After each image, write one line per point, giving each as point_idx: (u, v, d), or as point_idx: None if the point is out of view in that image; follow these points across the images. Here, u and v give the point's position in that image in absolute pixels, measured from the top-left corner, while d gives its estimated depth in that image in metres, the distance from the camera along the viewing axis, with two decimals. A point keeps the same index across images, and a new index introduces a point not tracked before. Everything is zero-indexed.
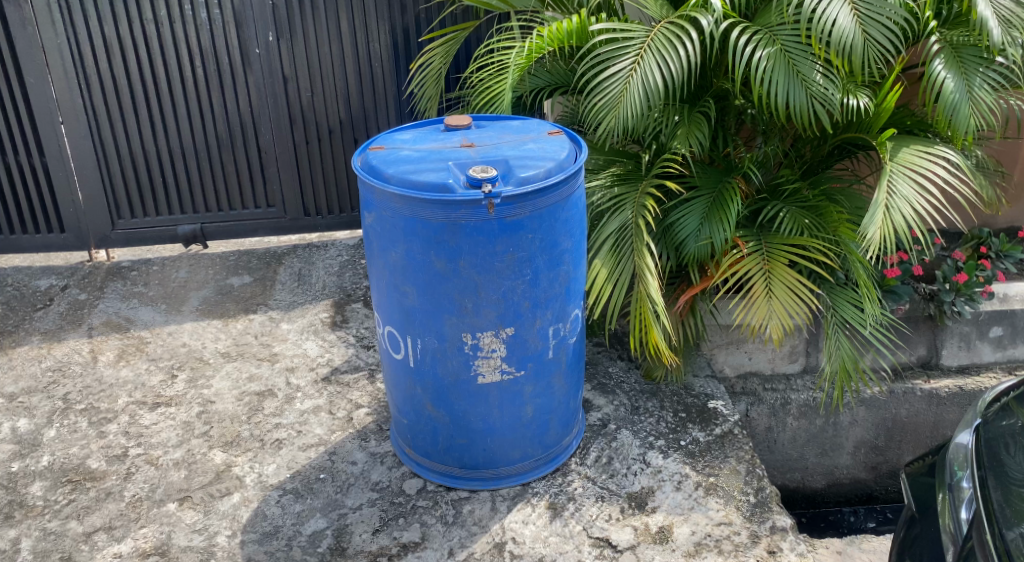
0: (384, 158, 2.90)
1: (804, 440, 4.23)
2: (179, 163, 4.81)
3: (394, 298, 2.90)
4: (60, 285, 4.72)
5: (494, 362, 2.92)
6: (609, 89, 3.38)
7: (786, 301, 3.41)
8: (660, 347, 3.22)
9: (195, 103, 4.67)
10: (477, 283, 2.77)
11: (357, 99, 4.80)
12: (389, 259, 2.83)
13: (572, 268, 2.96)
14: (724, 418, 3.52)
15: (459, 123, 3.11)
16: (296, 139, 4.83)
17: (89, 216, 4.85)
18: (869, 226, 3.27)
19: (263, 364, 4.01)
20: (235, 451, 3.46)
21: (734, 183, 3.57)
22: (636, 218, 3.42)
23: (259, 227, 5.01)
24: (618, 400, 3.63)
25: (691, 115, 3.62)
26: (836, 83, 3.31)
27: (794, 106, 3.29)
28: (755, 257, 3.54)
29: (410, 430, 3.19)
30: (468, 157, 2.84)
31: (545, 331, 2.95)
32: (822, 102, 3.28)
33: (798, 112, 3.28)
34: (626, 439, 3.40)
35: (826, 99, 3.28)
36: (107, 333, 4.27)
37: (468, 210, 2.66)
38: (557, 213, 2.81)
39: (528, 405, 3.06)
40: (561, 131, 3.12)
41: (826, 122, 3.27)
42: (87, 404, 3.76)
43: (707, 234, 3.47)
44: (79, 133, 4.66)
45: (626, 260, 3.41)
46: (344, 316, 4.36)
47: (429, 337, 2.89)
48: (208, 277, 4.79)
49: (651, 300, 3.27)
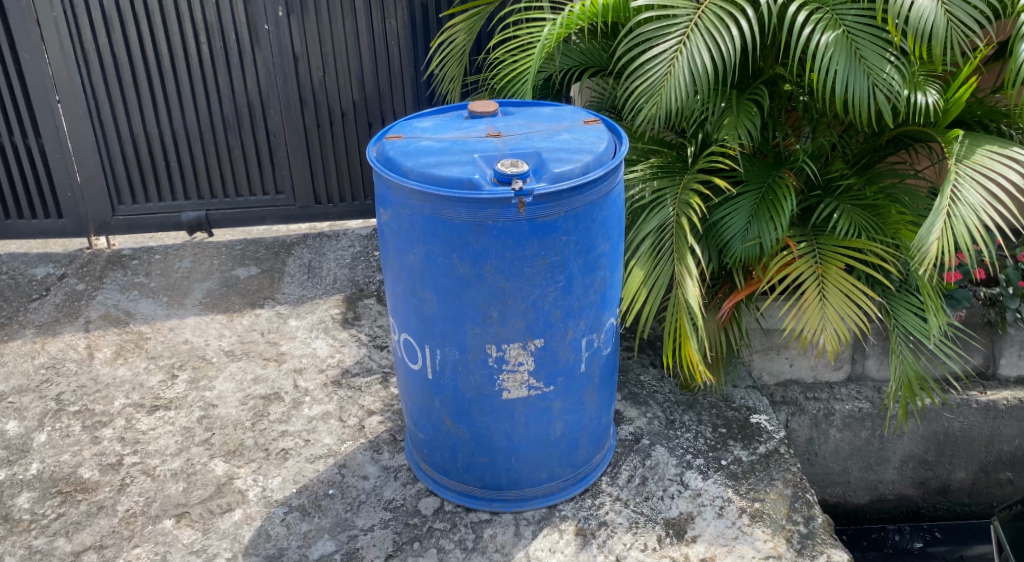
0: (401, 149, 2.60)
1: (847, 453, 3.95)
2: (184, 146, 4.53)
3: (411, 304, 2.62)
4: (57, 273, 4.47)
5: (520, 377, 2.65)
6: (650, 73, 3.12)
7: (841, 308, 3.12)
8: (696, 361, 2.90)
9: (200, 81, 4.39)
10: (504, 290, 2.49)
11: (373, 81, 4.49)
12: (406, 261, 2.56)
13: (609, 273, 2.66)
14: (769, 435, 3.23)
15: (485, 109, 2.81)
16: (306, 123, 4.55)
17: (88, 200, 4.59)
18: (929, 234, 2.90)
19: (269, 365, 3.75)
20: (237, 461, 3.21)
21: (784, 175, 3.28)
22: (678, 218, 3.09)
23: (268, 215, 4.74)
24: (652, 412, 3.36)
25: (740, 102, 3.30)
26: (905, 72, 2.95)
27: (853, 98, 2.94)
28: (808, 259, 3.24)
29: (427, 446, 2.92)
30: (496, 148, 2.54)
31: (577, 343, 2.67)
32: (886, 93, 2.93)
33: (857, 103, 2.92)
34: (662, 457, 3.13)
35: (892, 89, 2.92)
36: (105, 328, 4.02)
37: (496, 210, 2.38)
38: (594, 213, 2.51)
39: (557, 422, 2.78)
40: (598, 120, 2.81)
41: (888, 116, 2.91)
42: (81, 406, 3.51)
43: (755, 234, 3.17)
44: (76, 112, 4.39)
45: (665, 264, 3.08)
46: (356, 313, 4.09)
47: (449, 348, 2.62)
48: (213, 268, 4.52)
49: (689, 312, 2.94)
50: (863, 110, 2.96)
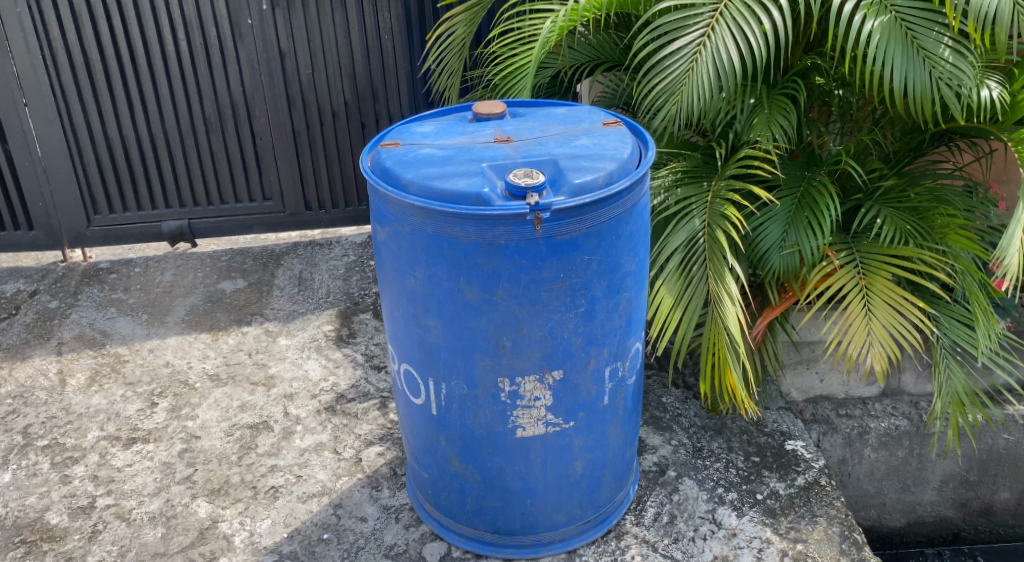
0: (399, 158, 2.29)
1: (883, 473, 3.66)
2: (163, 151, 4.22)
3: (413, 332, 2.32)
4: (28, 290, 4.15)
5: (537, 413, 2.35)
6: (670, 70, 2.83)
7: (889, 322, 2.83)
8: (741, 393, 2.65)
9: (179, 82, 4.07)
10: (518, 317, 2.19)
11: (365, 80, 4.18)
12: (407, 285, 2.26)
13: (635, 294, 2.36)
14: (807, 464, 2.94)
15: (492, 111, 2.51)
16: (295, 124, 4.23)
17: (61, 211, 4.27)
18: (1009, 246, 2.63)
19: (257, 391, 3.44)
20: (223, 502, 2.91)
21: (821, 179, 3.01)
22: (709, 231, 2.80)
23: (255, 222, 4.42)
24: (677, 439, 3.07)
25: (772, 98, 3.01)
26: (970, 60, 2.69)
27: (914, 94, 2.69)
28: (850, 269, 2.95)
29: (431, 486, 2.63)
30: (506, 156, 2.24)
31: (600, 374, 2.37)
32: (951, 85, 2.66)
33: (918, 98, 2.67)
34: (691, 491, 2.84)
35: (957, 79, 2.65)
36: (79, 350, 3.71)
37: (509, 228, 2.07)
38: (619, 228, 2.21)
39: (578, 460, 2.48)
40: (619, 121, 2.51)
41: (956, 112, 2.65)
42: (50, 440, 3.20)
43: (793, 242, 2.91)
44: (45, 115, 4.06)
45: (698, 283, 2.78)
46: (351, 330, 3.78)
47: (456, 381, 2.33)
48: (196, 282, 4.20)
49: (732, 344, 2.68)
50: (926, 105, 2.70)
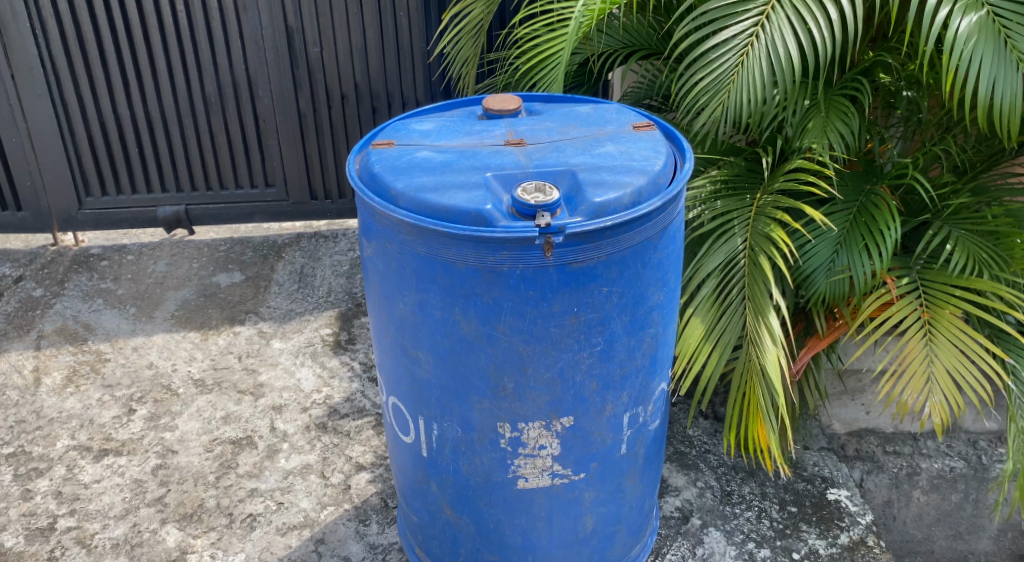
0: (391, 161, 1.95)
1: (933, 519, 3.27)
2: (160, 131, 3.92)
3: (402, 365, 2.00)
4: (13, 275, 3.89)
5: (541, 463, 2.01)
6: (717, 65, 2.47)
7: (953, 367, 2.45)
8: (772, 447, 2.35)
9: (177, 57, 3.76)
10: (523, 356, 1.85)
11: (378, 60, 3.83)
12: (395, 311, 1.92)
13: (662, 329, 2.01)
14: (852, 520, 2.58)
15: (505, 107, 2.16)
16: (301, 106, 3.91)
17: (51, 192, 4.00)
18: None
19: (243, 400, 3.15)
20: (194, 529, 2.63)
21: (881, 194, 2.63)
22: (751, 254, 2.46)
23: (256, 211, 4.13)
24: (703, 480, 2.72)
25: (830, 99, 2.63)
26: None
27: (1000, 103, 2.31)
28: (910, 300, 2.58)
29: (421, 532, 2.32)
30: (516, 164, 1.89)
31: (617, 421, 2.02)
32: None
33: (1006, 109, 2.30)
34: (717, 545, 2.49)
35: None
36: (58, 345, 3.44)
37: (515, 253, 1.73)
38: (646, 255, 1.85)
39: (588, 515, 2.15)
40: (652, 124, 2.15)
41: None
42: (16, 448, 2.94)
43: (844, 265, 2.55)
44: (34, 89, 3.78)
45: (734, 314, 2.44)
46: (351, 336, 3.48)
47: (449, 423, 2.00)
48: (190, 273, 3.91)
49: (766, 386, 2.36)
50: (1014, 117, 2.32)
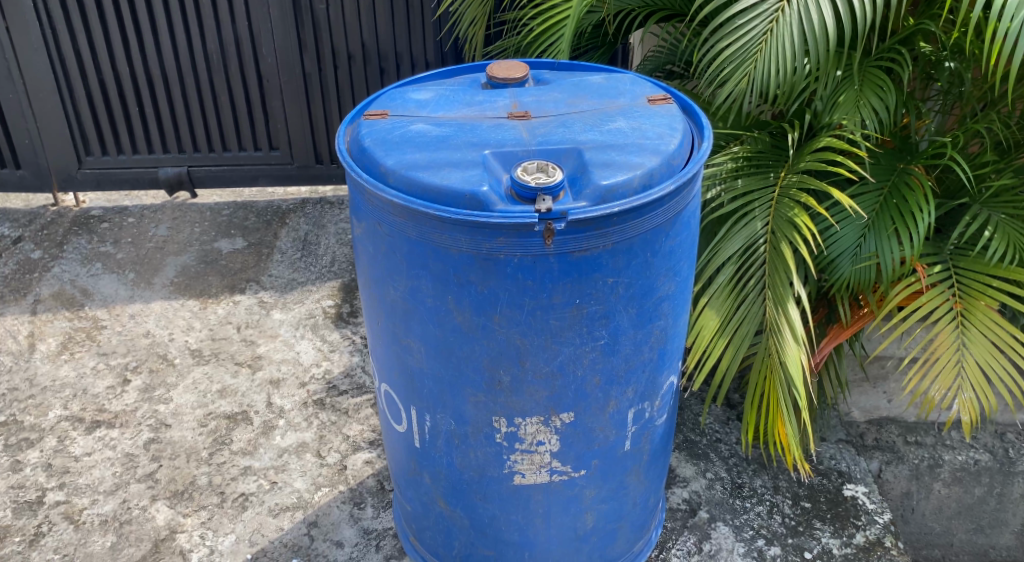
0: (383, 134, 1.81)
1: (953, 511, 3.07)
2: (160, 89, 3.78)
3: (393, 352, 1.87)
4: (12, 236, 3.80)
5: (538, 459, 1.90)
6: (743, 31, 2.30)
7: (985, 362, 2.32)
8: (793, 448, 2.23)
9: (177, 11, 3.60)
10: (520, 348, 1.72)
11: (386, 18, 3.66)
12: (386, 296, 1.79)
13: (672, 321, 1.87)
14: (869, 518, 2.46)
15: (510, 75, 2.00)
16: (305, 66, 3.75)
17: (50, 150, 3.89)
18: None
19: (241, 373, 3.05)
20: (184, 508, 2.55)
21: (916, 172, 2.45)
22: (772, 238, 2.31)
23: (260, 174, 4.00)
24: (713, 471, 2.60)
25: (864, 72, 2.46)
26: None
27: None
28: (942, 289, 2.40)
29: (415, 522, 2.22)
30: (517, 140, 1.74)
31: (622, 417, 1.90)
32: None
33: None
34: (725, 541, 2.37)
35: None
36: (55, 310, 3.36)
37: (512, 240, 1.59)
38: (656, 242, 1.70)
39: (589, 512, 2.03)
40: (669, 96, 1.98)
41: None
42: (7, 417, 2.87)
43: (871, 251, 2.38)
44: (30, 43, 3.64)
45: (752, 303, 2.31)
46: (353, 307, 3.36)
47: (442, 415, 1.88)
48: (191, 238, 3.80)
49: (786, 382, 2.22)
50: None
